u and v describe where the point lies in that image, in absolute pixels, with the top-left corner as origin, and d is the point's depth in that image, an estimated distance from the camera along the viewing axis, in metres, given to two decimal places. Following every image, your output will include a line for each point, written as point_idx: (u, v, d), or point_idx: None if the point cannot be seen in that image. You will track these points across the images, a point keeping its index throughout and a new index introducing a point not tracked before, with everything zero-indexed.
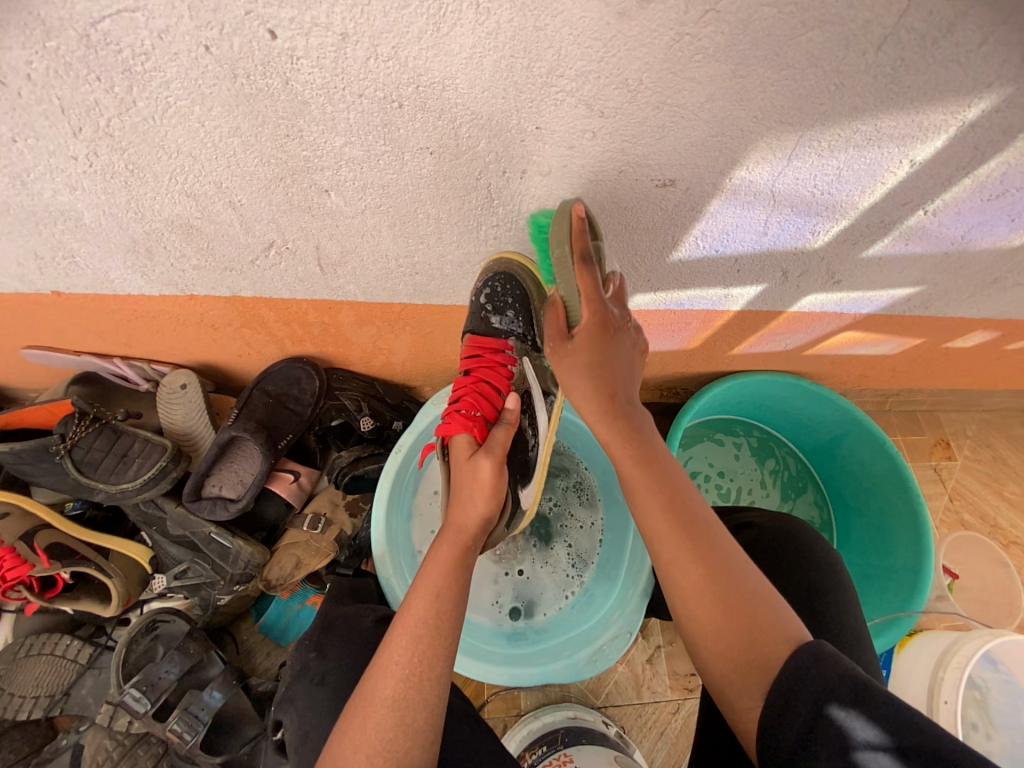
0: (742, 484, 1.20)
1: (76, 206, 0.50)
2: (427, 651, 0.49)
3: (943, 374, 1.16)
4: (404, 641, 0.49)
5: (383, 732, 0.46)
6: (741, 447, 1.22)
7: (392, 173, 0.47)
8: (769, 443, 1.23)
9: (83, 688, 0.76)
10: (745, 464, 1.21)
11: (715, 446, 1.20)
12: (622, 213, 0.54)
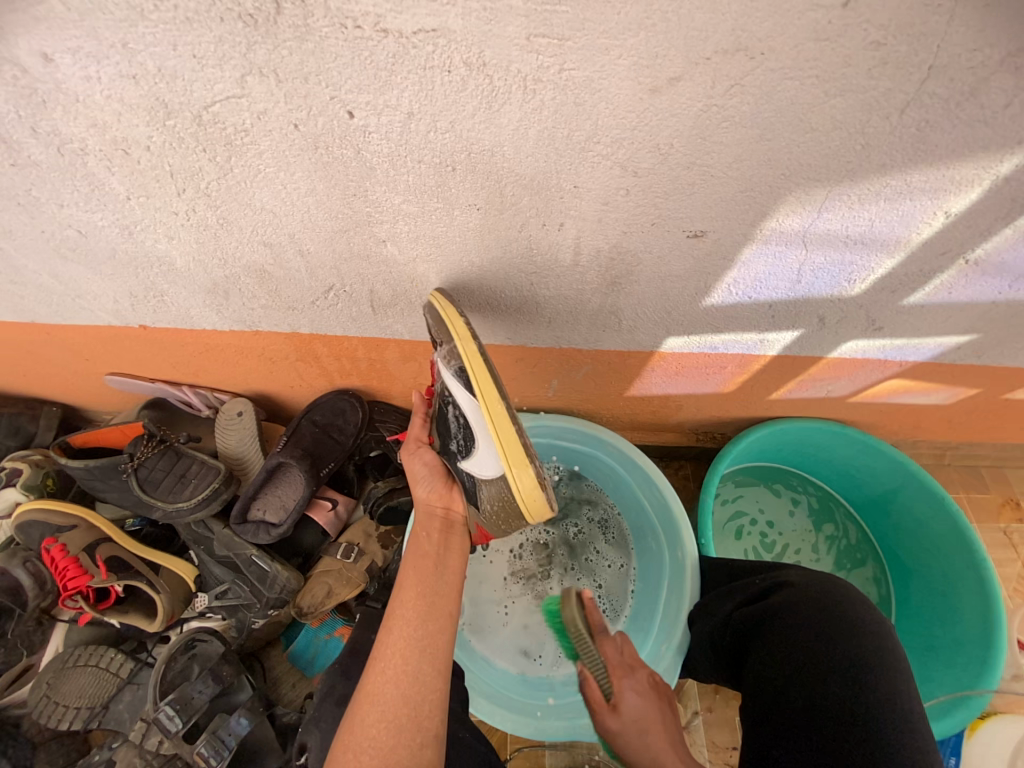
0: (791, 541, 1.14)
1: (172, 253, 0.58)
2: (406, 648, 0.51)
3: (1006, 428, 1.09)
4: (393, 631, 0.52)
5: (371, 725, 0.47)
6: (798, 501, 1.17)
7: (443, 225, 0.52)
8: (830, 504, 1.17)
9: (120, 703, 0.77)
10: (800, 520, 1.15)
11: (767, 496, 1.16)
12: (655, 261, 0.57)
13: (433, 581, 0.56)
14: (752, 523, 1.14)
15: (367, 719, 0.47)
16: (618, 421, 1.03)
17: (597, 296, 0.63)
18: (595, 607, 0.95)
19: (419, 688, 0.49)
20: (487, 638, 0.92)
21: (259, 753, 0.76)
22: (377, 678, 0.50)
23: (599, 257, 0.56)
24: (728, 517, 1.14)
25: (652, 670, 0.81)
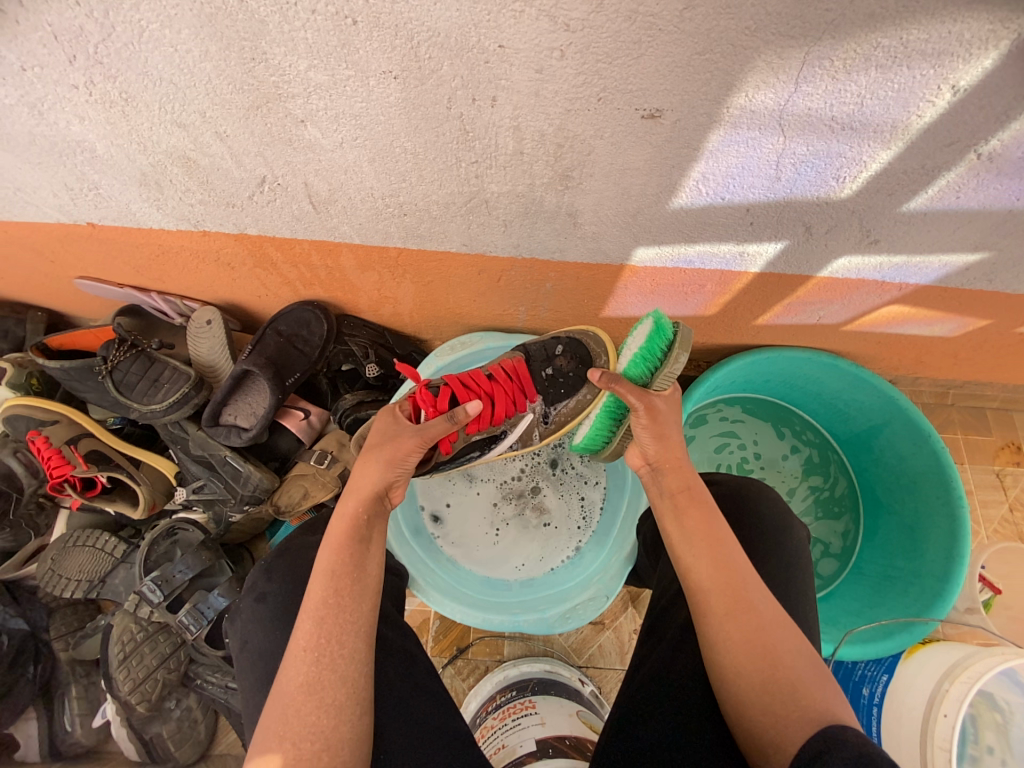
0: (771, 477, 1.12)
1: (89, 137, 0.54)
2: (329, 631, 0.53)
3: (1019, 366, 1.01)
4: (307, 623, 0.54)
5: (290, 713, 0.50)
6: (798, 448, 1.13)
7: (361, 101, 0.46)
8: (826, 452, 1.12)
9: (116, 578, 0.86)
10: (790, 465, 1.13)
11: (766, 435, 1.13)
12: (609, 150, 0.50)
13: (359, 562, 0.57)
14: (735, 455, 1.12)
15: (286, 708, 0.50)
16: None
17: (550, 195, 0.57)
18: (574, 516, 0.94)
19: (339, 671, 0.52)
20: (455, 540, 0.93)
21: None
22: (295, 668, 0.52)
23: (544, 144, 0.50)
24: (708, 445, 1.12)
25: (598, 578, 0.83)
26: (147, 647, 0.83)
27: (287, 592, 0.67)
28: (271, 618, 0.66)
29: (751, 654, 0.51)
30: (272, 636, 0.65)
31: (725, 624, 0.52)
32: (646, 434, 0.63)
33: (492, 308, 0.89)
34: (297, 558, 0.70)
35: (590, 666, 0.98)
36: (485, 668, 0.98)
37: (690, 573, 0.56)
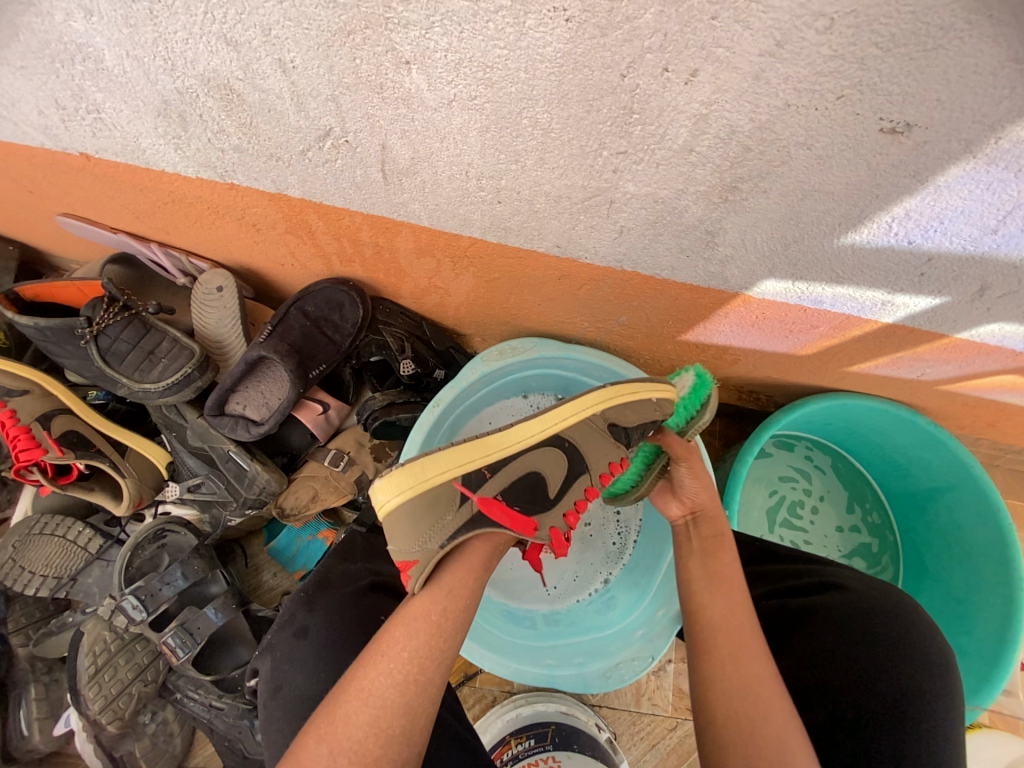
0: (817, 533, 1.05)
1: (95, 41, 0.39)
2: (423, 651, 0.46)
3: None
4: (402, 653, 0.46)
5: (355, 730, 0.42)
6: (857, 526, 1.06)
7: (503, 45, 0.33)
8: (880, 528, 1.06)
9: (89, 578, 0.74)
10: (843, 537, 1.05)
11: (836, 495, 1.07)
12: (807, 164, 0.38)
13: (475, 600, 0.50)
14: (794, 491, 1.06)
15: (353, 719, 0.43)
16: (657, 365, 0.89)
17: (699, 207, 0.45)
18: (609, 534, 0.88)
19: (420, 703, 0.44)
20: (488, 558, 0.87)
21: (235, 641, 0.75)
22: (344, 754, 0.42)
23: (727, 144, 0.37)
24: (769, 471, 1.07)
25: (643, 634, 0.75)
26: (121, 659, 0.72)
27: (311, 634, 0.58)
28: (297, 657, 0.58)
29: (742, 704, 0.46)
30: (295, 680, 0.56)
31: (726, 664, 0.49)
32: (686, 476, 0.65)
33: (556, 315, 0.76)
34: (333, 590, 0.63)
35: (603, 706, 0.91)
36: (491, 698, 0.91)
37: (703, 611, 0.54)
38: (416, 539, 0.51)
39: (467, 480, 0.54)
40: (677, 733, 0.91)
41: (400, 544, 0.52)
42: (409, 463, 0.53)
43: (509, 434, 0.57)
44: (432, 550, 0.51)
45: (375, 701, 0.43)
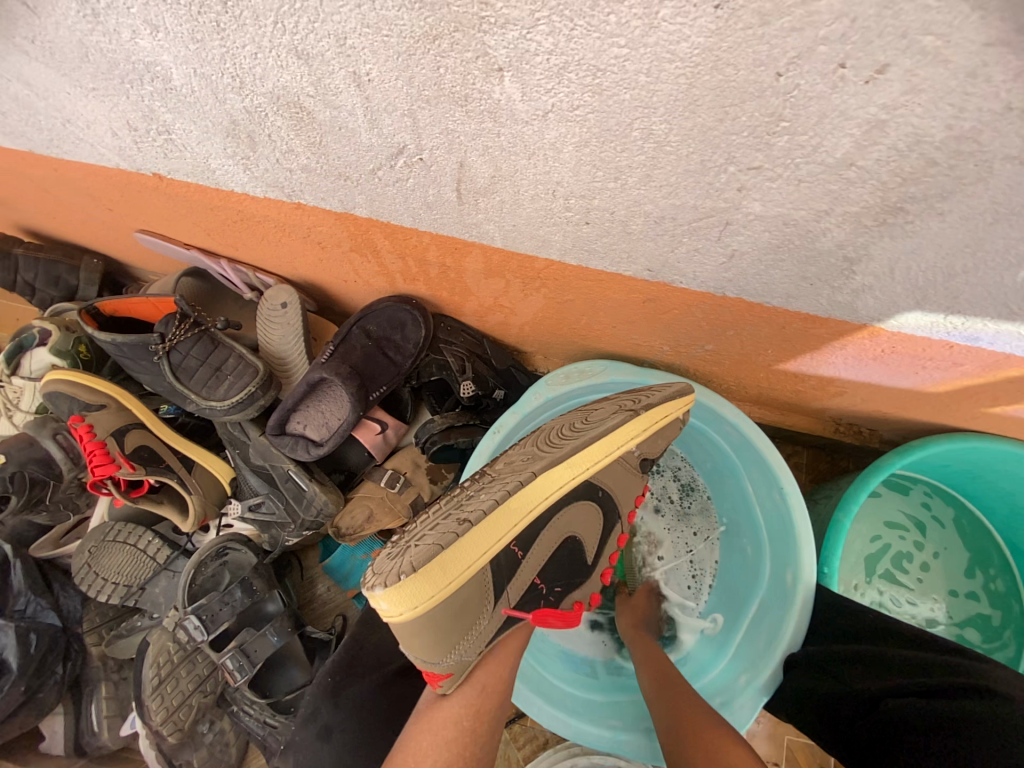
0: (924, 591, 0.91)
1: (163, 60, 0.36)
2: (454, 763, 0.43)
3: None
4: (432, 742, 0.44)
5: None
6: (976, 594, 0.90)
7: (625, 43, 0.26)
8: (1008, 599, 0.89)
9: (156, 587, 0.75)
10: (956, 602, 0.90)
11: (954, 556, 0.92)
12: (1020, 180, 0.29)
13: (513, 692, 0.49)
14: (902, 543, 0.93)
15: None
16: (742, 391, 0.79)
17: (842, 231, 0.36)
18: (681, 574, 0.85)
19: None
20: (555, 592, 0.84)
21: (288, 662, 0.75)
22: None
23: (907, 157, 0.29)
24: (876, 512, 0.94)
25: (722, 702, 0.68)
26: (183, 670, 0.72)
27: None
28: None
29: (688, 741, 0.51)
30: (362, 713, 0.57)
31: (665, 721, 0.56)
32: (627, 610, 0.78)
33: (631, 339, 0.68)
34: None
35: None
36: (544, 739, 0.86)
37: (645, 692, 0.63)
38: (444, 652, 0.45)
39: (496, 567, 0.47)
40: None
41: (431, 657, 0.45)
42: (425, 571, 0.42)
43: (534, 498, 0.48)
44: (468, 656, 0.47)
45: None
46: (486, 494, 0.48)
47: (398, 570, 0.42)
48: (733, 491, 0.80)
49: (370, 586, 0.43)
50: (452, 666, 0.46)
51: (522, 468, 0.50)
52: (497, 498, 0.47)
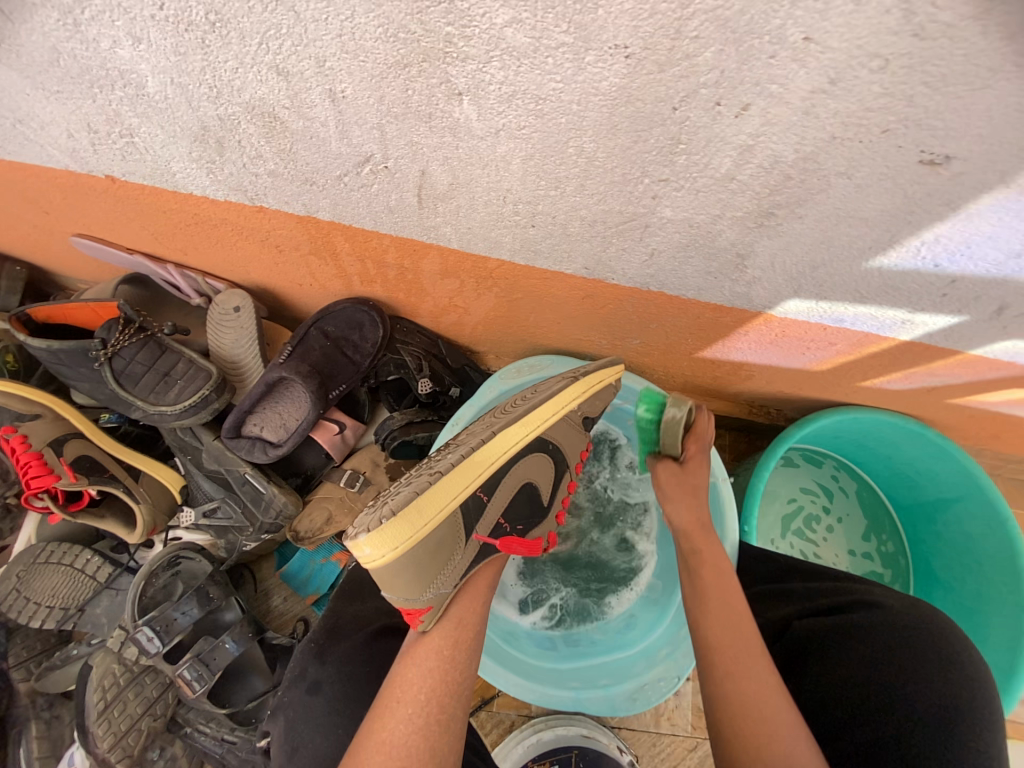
0: (829, 551, 1.06)
1: (140, 68, 0.39)
2: (440, 689, 0.47)
3: None
4: (422, 675, 0.48)
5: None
6: (869, 554, 1.07)
7: (560, 79, 0.33)
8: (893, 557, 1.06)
9: (98, 608, 0.72)
10: (855, 561, 1.06)
11: (854, 520, 1.08)
12: (846, 193, 0.39)
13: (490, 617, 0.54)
14: (813, 506, 1.08)
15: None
16: (670, 380, 0.89)
17: (733, 232, 0.46)
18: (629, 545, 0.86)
19: (444, 747, 0.45)
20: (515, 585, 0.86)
21: (249, 672, 0.74)
22: None
23: (769, 173, 0.38)
24: (792, 483, 1.09)
25: (668, 653, 0.73)
26: (131, 693, 0.69)
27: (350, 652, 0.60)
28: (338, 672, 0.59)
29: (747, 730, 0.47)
30: (337, 695, 0.58)
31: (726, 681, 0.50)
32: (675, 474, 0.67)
33: (574, 335, 0.76)
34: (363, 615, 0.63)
35: (623, 728, 0.90)
36: (510, 723, 0.89)
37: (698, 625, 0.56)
38: (423, 589, 0.49)
39: (463, 511, 0.51)
40: (698, 754, 0.90)
41: (410, 596, 0.48)
42: (397, 512, 0.47)
43: (491, 452, 0.54)
44: (446, 591, 0.51)
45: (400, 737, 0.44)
46: (453, 452, 0.54)
47: (379, 517, 0.47)
48: None
49: (353, 537, 0.47)
50: (433, 600, 0.50)
51: (482, 431, 0.56)
52: (464, 453, 0.53)
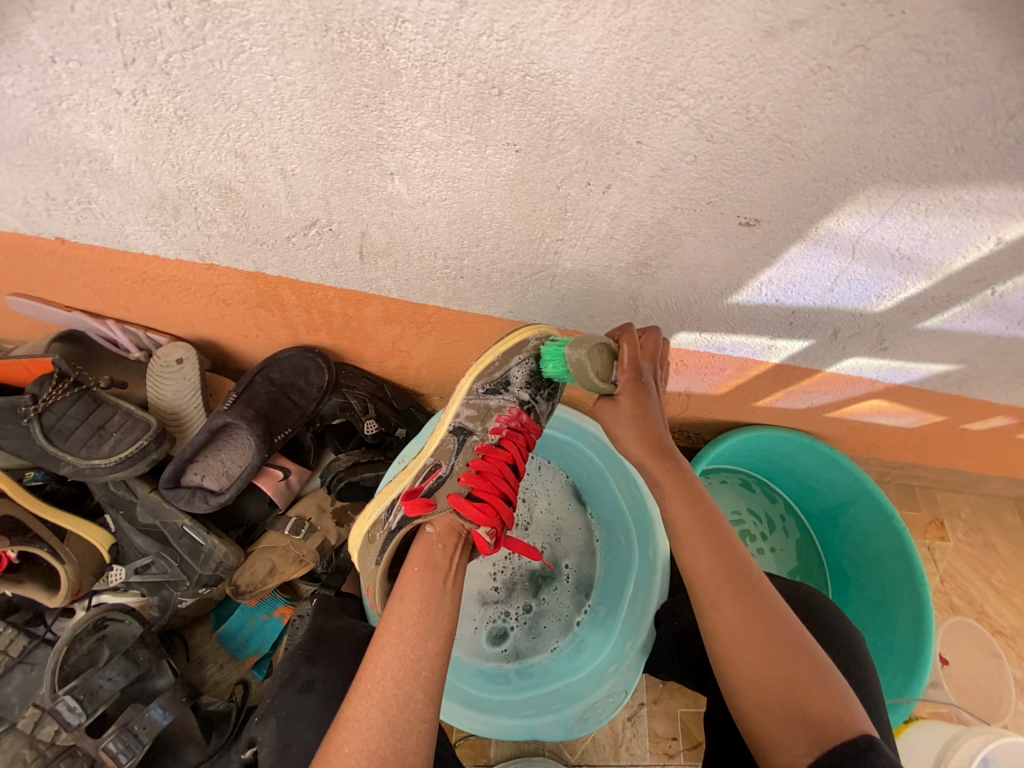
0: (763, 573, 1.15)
1: (106, 147, 0.45)
2: (396, 666, 0.51)
3: (965, 462, 1.10)
4: (377, 650, 0.53)
5: (349, 759, 0.46)
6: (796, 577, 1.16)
7: (469, 165, 0.43)
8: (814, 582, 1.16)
9: (9, 685, 0.70)
10: None
11: (785, 554, 1.18)
12: (695, 247, 0.51)
13: (439, 591, 0.57)
14: (755, 526, 1.18)
15: (344, 750, 0.47)
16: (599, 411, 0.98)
17: (621, 279, 0.57)
18: (565, 564, 0.92)
19: (406, 720, 0.48)
20: (485, 618, 0.90)
21: (181, 744, 0.70)
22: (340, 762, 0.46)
23: (637, 232, 0.49)
24: (727, 505, 1.18)
25: (614, 669, 0.76)
26: None
27: (306, 690, 0.61)
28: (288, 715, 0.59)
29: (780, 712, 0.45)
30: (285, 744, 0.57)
31: (753, 646, 0.48)
32: (652, 407, 0.59)
33: None
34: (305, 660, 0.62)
35: (584, 764, 0.89)
36: None
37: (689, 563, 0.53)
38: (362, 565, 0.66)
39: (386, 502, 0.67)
40: None
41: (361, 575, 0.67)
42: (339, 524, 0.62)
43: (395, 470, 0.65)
44: (371, 571, 0.65)
45: (360, 721, 0.48)
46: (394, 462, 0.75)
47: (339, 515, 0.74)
48: (606, 494, 0.88)
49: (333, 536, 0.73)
50: (369, 579, 0.65)
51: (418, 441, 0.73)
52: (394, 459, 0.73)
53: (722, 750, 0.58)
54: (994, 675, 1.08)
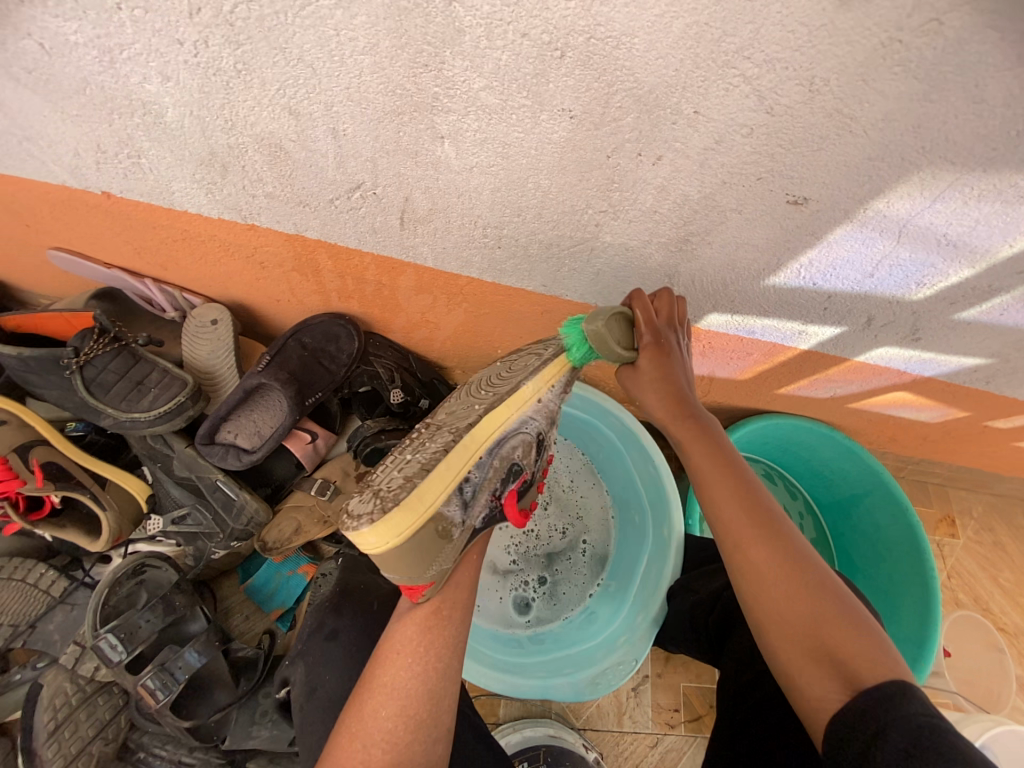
0: None
1: (162, 100, 0.45)
2: (433, 641, 0.54)
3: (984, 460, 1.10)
4: (412, 626, 0.55)
5: (384, 722, 0.50)
6: None
7: (520, 131, 0.43)
8: None
9: (50, 623, 0.74)
10: None
11: None
12: (739, 225, 0.51)
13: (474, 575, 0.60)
14: None
15: (380, 714, 0.50)
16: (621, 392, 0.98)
17: (659, 256, 0.57)
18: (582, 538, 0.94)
19: (438, 690, 0.52)
20: (507, 587, 0.93)
21: (210, 685, 0.74)
22: (376, 726, 0.50)
23: (681, 207, 0.49)
24: None
25: (626, 639, 0.78)
26: (83, 714, 0.70)
27: (333, 640, 0.64)
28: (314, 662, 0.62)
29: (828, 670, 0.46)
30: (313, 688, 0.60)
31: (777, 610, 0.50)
32: None
33: None
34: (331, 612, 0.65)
35: (588, 729, 0.93)
36: None
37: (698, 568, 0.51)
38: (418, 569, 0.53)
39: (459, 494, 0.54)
40: (658, 750, 0.93)
41: (410, 574, 0.53)
42: (406, 503, 0.50)
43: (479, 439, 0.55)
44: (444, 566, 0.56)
45: (396, 689, 0.51)
46: (442, 436, 0.55)
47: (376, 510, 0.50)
48: (621, 472, 0.90)
49: (355, 527, 0.50)
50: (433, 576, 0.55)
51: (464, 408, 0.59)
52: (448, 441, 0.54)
53: (730, 718, 0.60)
54: (994, 669, 1.10)
